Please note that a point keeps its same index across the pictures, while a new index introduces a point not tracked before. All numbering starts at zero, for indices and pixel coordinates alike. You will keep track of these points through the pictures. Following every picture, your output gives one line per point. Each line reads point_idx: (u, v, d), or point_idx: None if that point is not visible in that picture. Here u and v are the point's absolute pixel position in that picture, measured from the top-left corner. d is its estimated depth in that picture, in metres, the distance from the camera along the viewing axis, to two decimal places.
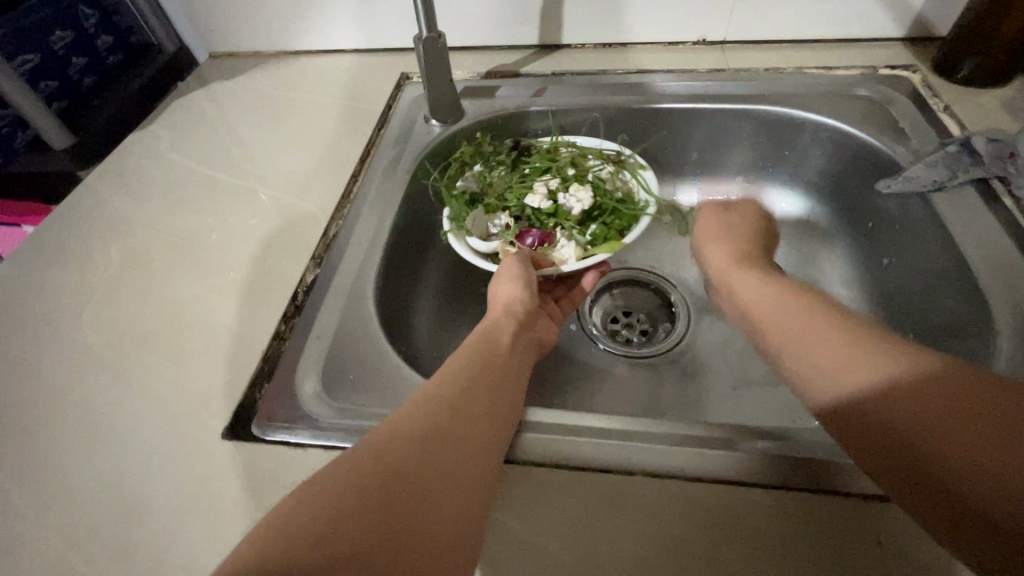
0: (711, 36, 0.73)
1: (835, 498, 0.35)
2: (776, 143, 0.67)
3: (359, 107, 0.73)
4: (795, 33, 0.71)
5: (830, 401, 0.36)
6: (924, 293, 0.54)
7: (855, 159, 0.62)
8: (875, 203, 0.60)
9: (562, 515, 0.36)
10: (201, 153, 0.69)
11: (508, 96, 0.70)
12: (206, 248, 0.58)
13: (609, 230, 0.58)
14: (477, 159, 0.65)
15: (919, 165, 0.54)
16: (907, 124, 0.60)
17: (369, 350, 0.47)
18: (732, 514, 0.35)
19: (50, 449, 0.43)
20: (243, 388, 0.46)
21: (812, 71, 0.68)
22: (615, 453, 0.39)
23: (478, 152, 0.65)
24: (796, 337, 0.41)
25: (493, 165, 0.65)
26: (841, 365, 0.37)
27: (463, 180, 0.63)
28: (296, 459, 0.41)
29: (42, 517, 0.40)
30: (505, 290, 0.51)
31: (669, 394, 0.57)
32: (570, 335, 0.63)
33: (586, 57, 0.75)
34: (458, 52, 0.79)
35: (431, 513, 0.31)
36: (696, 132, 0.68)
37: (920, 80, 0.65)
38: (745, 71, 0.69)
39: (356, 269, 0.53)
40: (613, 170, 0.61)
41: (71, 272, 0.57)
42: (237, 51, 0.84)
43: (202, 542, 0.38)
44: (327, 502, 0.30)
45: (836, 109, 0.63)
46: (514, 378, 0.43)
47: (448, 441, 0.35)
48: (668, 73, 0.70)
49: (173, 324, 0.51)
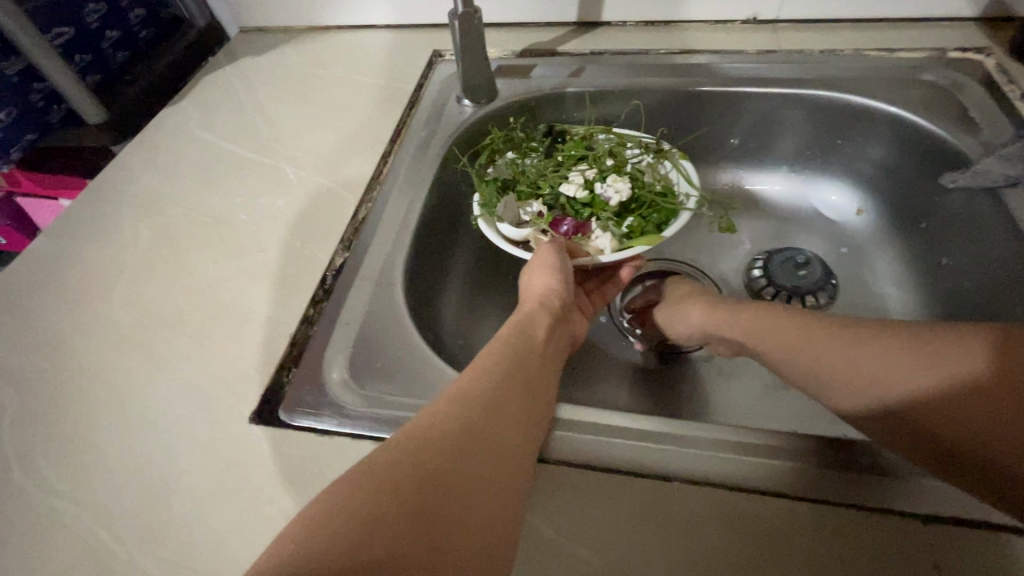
0: (762, 14, 0.69)
1: (889, 516, 0.33)
2: (829, 131, 0.63)
3: (390, 85, 0.71)
4: (856, 12, 0.67)
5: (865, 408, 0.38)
6: (987, 296, 0.50)
7: (916, 150, 0.57)
8: (937, 198, 0.56)
9: (595, 520, 0.35)
10: (231, 130, 0.69)
11: (544, 76, 0.67)
12: (235, 228, 0.57)
13: (645, 223, 0.55)
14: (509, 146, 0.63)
15: (991, 158, 0.50)
16: (977, 113, 0.56)
17: (396, 338, 0.46)
18: (776, 529, 0.33)
19: (82, 427, 0.43)
20: (269, 373, 0.45)
21: (872, 53, 0.63)
22: (651, 458, 0.37)
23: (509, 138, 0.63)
24: (815, 349, 0.41)
25: (526, 152, 0.62)
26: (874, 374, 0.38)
27: (496, 167, 0.61)
28: (321, 447, 0.40)
29: (74, 495, 0.40)
30: (539, 281, 0.50)
31: (702, 393, 0.55)
32: (600, 328, 0.62)
33: (627, 36, 0.71)
34: (492, 29, 0.76)
35: (468, 518, 0.30)
36: (742, 117, 0.64)
37: (994, 64, 0.60)
38: (799, 52, 0.65)
39: (385, 254, 0.52)
40: (653, 160, 0.58)
41: (104, 250, 0.57)
42: (269, 27, 0.83)
43: (228, 527, 0.37)
44: (362, 505, 0.29)
45: (900, 95, 0.58)
46: (548, 375, 0.42)
47: (483, 443, 0.34)
48: (713, 54, 0.66)
49: (202, 305, 0.51)
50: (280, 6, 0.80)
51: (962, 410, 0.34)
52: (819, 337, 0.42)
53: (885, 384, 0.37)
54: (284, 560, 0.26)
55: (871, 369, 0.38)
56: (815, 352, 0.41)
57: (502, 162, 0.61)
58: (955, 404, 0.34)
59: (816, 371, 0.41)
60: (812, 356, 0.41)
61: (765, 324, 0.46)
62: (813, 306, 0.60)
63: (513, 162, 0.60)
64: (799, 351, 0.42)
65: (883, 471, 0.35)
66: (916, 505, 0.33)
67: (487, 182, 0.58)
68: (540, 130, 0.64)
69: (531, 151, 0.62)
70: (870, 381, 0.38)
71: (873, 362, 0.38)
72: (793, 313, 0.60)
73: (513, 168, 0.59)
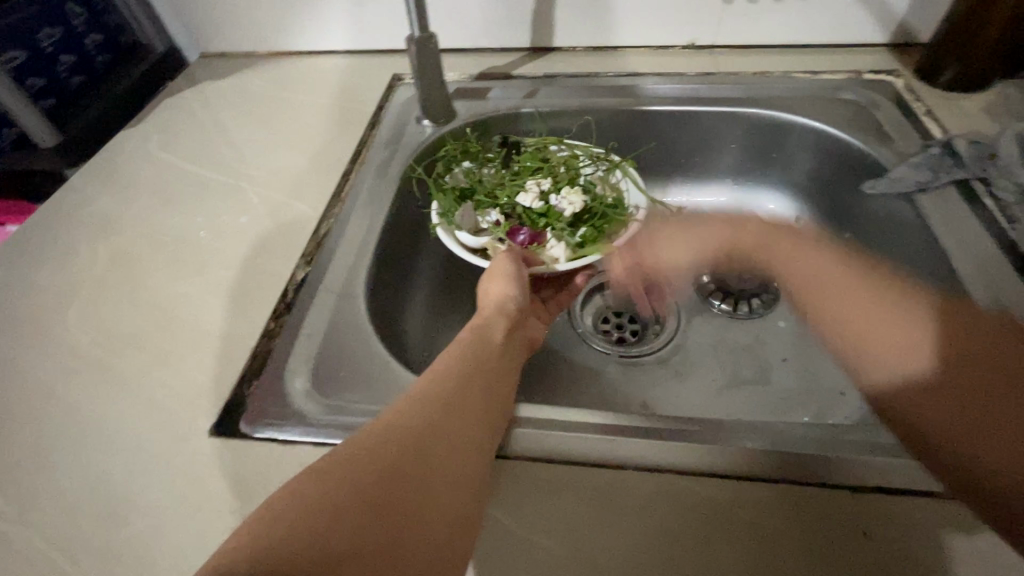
0: (699, 40, 0.74)
1: (826, 489, 0.36)
2: (765, 145, 0.68)
3: (351, 108, 0.73)
4: (783, 40, 0.73)
5: (887, 385, 0.42)
6: None
7: (842, 162, 0.63)
8: (861, 204, 0.61)
9: (554, 510, 0.36)
10: (191, 151, 0.69)
11: (501, 98, 0.70)
12: (195, 247, 0.57)
13: (597, 233, 0.58)
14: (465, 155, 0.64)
15: (903, 166, 0.55)
16: (891, 127, 0.62)
17: (359, 348, 0.47)
18: (722, 507, 0.36)
19: (32, 448, 0.43)
20: (231, 387, 0.45)
21: (798, 75, 0.69)
22: (603, 448, 0.39)
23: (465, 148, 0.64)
24: (852, 297, 0.50)
25: (482, 162, 0.64)
26: (897, 346, 0.44)
27: (452, 176, 0.63)
28: (284, 456, 0.40)
29: (24, 519, 0.39)
30: (497, 288, 0.52)
31: (659, 392, 0.58)
32: (562, 336, 0.64)
33: (576, 60, 0.76)
34: (451, 54, 0.79)
35: (427, 510, 0.31)
36: (685, 134, 0.68)
37: (903, 85, 0.66)
38: (734, 75, 0.70)
39: (347, 268, 0.53)
40: (605, 172, 0.62)
41: (57, 271, 0.56)
42: (229, 52, 0.84)
43: (189, 541, 0.37)
44: (313, 494, 0.30)
45: (824, 113, 0.64)
46: (505, 375, 0.43)
47: (438, 436, 0.35)
48: (657, 76, 0.71)
49: (161, 323, 0.51)
50: (238, 32, 0.81)
51: (934, 387, 0.40)
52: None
53: (888, 346, 0.44)
54: (243, 556, 0.26)
55: (874, 319, 0.47)
56: (846, 300, 0.50)
57: (460, 171, 0.63)
58: (949, 389, 0.40)
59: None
60: (840, 287, 0.51)
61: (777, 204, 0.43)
62: (759, 309, 0.64)
63: (471, 171, 0.62)
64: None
65: (819, 448, 0.37)
66: (851, 479, 0.36)
67: (445, 192, 0.60)
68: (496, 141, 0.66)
69: (487, 162, 0.64)
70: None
71: (887, 309, 0.46)
72: (742, 315, 0.65)
73: (470, 177, 0.61)
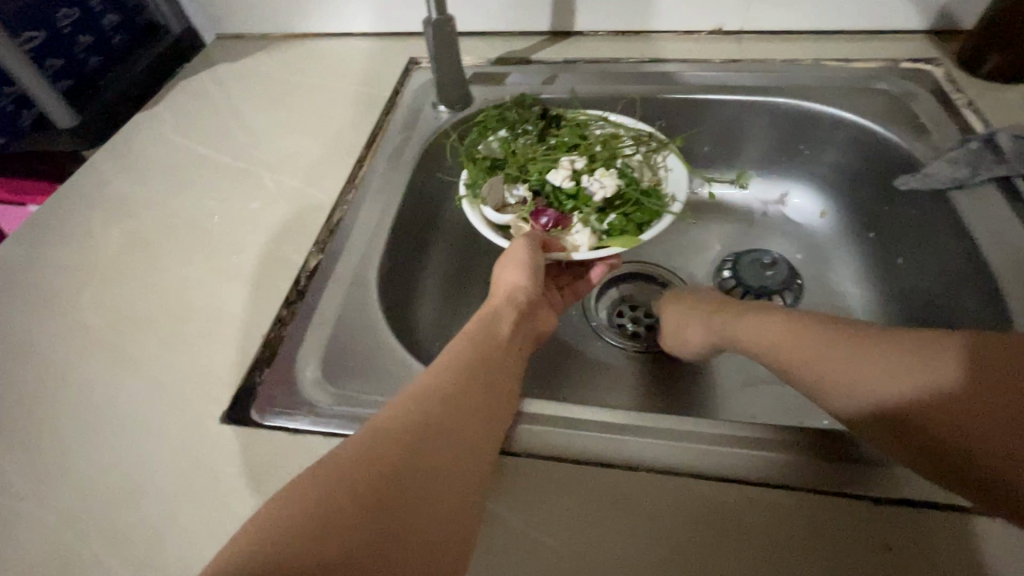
0: (726, 25, 0.71)
1: (847, 498, 0.35)
2: (795, 136, 0.65)
3: (367, 92, 0.72)
4: (815, 25, 0.70)
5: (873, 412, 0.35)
6: (936, 293, 0.53)
7: (873, 154, 0.60)
8: (891, 201, 0.58)
9: (561, 510, 0.36)
10: (207, 135, 0.69)
11: (519, 84, 0.69)
12: (209, 232, 0.57)
13: (627, 223, 0.55)
14: (501, 124, 0.63)
15: (938, 161, 0.53)
16: (927, 119, 0.59)
17: (371, 338, 0.47)
18: (735, 513, 0.35)
19: (47, 430, 0.43)
20: (242, 374, 0.45)
21: (830, 63, 0.66)
22: (613, 448, 0.38)
23: (502, 117, 0.62)
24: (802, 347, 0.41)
25: (518, 132, 0.62)
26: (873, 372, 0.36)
27: (486, 145, 0.61)
28: (294, 446, 0.40)
29: (38, 499, 0.40)
30: (509, 277, 0.50)
31: (673, 390, 0.57)
32: (576, 329, 0.63)
33: (597, 45, 0.73)
34: (468, 38, 0.77)
35: (427, 509, 0.31)
36: (711, 123, 0.66)
37: (942, 74, 0.63)
38: (762, 62, 0.67)
39: (360, 256, 0.52)
40: (646, 155, 0.59)
41: (73, 253, 0.56)
42: (245, 34, 0.83)
43: (198, 528, 0.37)
44: (315, 500, 0.29)
45: (857, 103, 0.61)
46: (511, 370, 0.42)
47: (436, 439, 0.34)
48: (681, 63, 0.68)
49: (174, 307, 0.51)
50: (254, 13, 0.80)
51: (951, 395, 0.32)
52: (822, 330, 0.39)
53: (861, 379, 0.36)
54: (242, 557, 0.26)
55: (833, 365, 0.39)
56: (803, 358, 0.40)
57: (495, 140, 0.62)
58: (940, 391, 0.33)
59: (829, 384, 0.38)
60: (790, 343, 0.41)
61: (767, 323, 0.44)
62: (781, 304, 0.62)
63: (505, 142, 0.60)
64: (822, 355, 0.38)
65: (836, 456, 0.36)
66: (870, 489, 0.35)
67: (476, 162, 0.59)
68: (535, 111, 0.63)
69: (524, 132, 0.62)
70: (926, 362, 0.34)
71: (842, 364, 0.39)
72: None
73: (504, 147, 0.60)
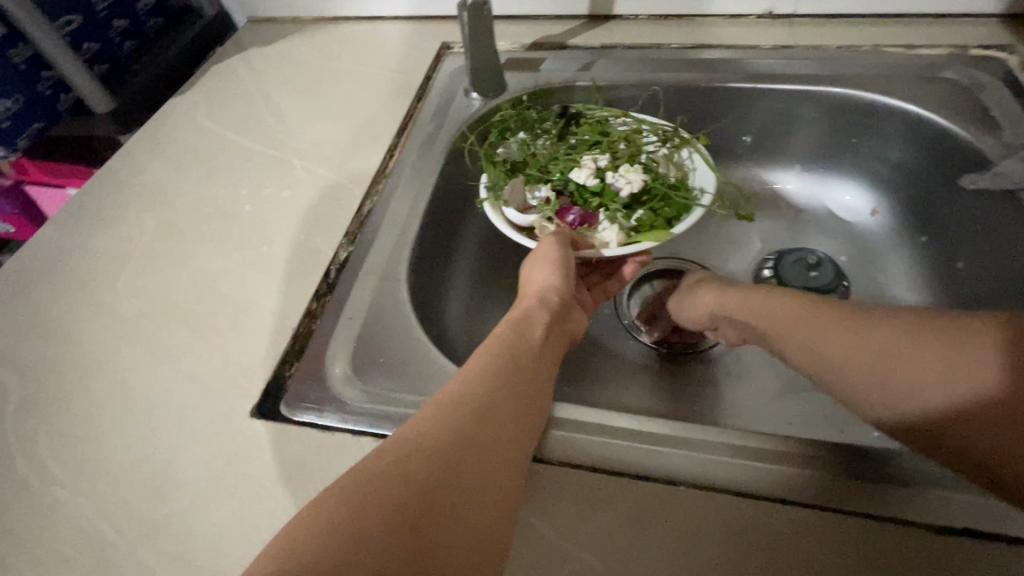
0: (777, 9, 0.67)
1: (905, 526, 0.32)
2: (845, 128, 0.61)
3: (398, 78, 0.70)
4: (875, 8, 0.65)
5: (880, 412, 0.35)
6: (1002, 301, 0.49)
7: (934, 150, 0.56)
8: (952, 201, 0.55)
9: (595, 523, 0.34)
10: (238, 120, 0.68)
11: (554, 70, 0.66)
12: (241, 220, 0.57)
13: (655, 217, 0.52)
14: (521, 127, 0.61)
15: (1011, 160, 0.49)
16: (999, 112, 0.54)
17: (400, 335, 0.46)
18: (780, 537, 0.33)
19: (83, 418, 0.44)
20: (271, 368, 0.45)
21: (890, 50, 0.62)
22: (651, 460, 0.36)
23: (521, 118, 0.61)
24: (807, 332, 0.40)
25: (538, 134, 0.61)
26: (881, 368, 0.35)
27: (506, 148, 0.60)
28: (322, 443, 0.40)
29: (74, 486, 0.40)
30: (540, 276, 0.49)
31: (709, 394, 0.55)
32: (607, 327, 0.61)
33: (638, 30, 0.70)
34: (503, 21, 0.75)
35: (459, 528, 0.30)
36: (756, 114, 0.63)
37: (1017, 63, 0.58)
38: (815, 48, 0.63)
39: (390, 248, 0.51)
40: (671, 150, 0.56)
41: (109, 240, 0.57)
42: (276, 17, 0.82)
43: (227, 523, 0.37)
44: (344, 520, 0.28)
45: (919, 93, 0.57)
46: (544, 377, 0.41)
47: (472, 450, 0.33)
48: (728, 49, 0.65)
49: (206, 297, 0.51)
50: None
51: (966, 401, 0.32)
52: (847, 322, 0.38)
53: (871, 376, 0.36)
54: None
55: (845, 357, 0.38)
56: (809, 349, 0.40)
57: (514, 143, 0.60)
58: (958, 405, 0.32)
59: (869, 391, 0.36)
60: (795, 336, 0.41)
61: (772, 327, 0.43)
62: None
63: (524, 144, 0.59)
64: (860, 353, 0.37)
65: (894, 480, 0.34)
66: (932, 516, 0.32)
67: (496, 164, 0.57)
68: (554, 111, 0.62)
69: (543, 133, 0.61)
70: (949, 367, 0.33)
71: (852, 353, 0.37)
72: None
73: (524, 149, 0.58)
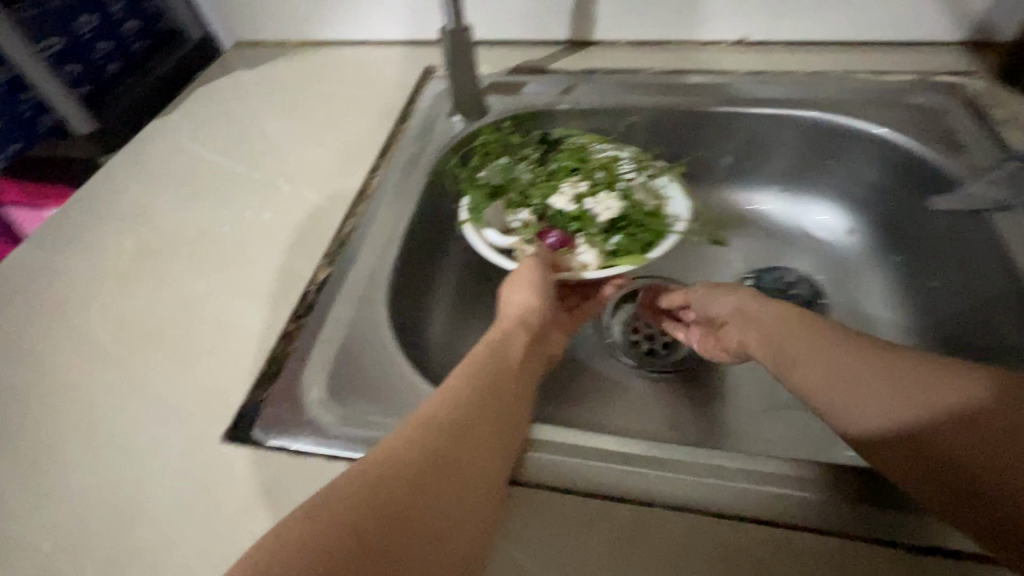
0: (751, 36, 0.69)
1: (880, 546, 0.32)
2: (818, 151, 0.63)
3: (382, 100, 0.71)
4: (844, 36, 0.67)
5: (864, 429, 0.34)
6: (974, 320, 0.50)
7: (905, 172, 0.57)
8: (923, 222, 0.56)
9: (572, 548, 0.34)
10: (221, 142, 0.68)
11: (536, 93, 0.67)
12: (220, 242, 0.57)
13: (632, 242, 0.53)
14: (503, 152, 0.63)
15: (980, 182, 0.50)
16: (966, 136, 0.56)
17: (377, 356, 0.45)
18: (757, 559, 0.32)
19: (49, 445, 0.43)
20: (246, 391, 0.44)
21: (861, 75, 0.64)
22: (629, 483, 0.36)
23: (503, 144, 0.63)
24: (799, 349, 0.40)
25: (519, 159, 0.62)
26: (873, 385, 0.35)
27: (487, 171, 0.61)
28: (295, 469, 0.39)
29: (37, 516, 0.39)
30: (519, 297, 0.49)
31: (690, 414, 0.55)
32: (589, 346, 0.61)
33: (617, 55, 0.72)
34: (486, 46, 0.76)
35: (432, 553, 0.29)
36: (732, 137, 0.64)
37: (980, 89, 0.60)
38: (788, 74, 0.65)
39: (369, 270, 0.51)
40: (648, 178, 0.58)
41: (84, 261, 0.56)
42: (263, 40, 0.83)
43: (194, 553, 0.36)
44: (313, 546, 0.27)
45: (889, 117, 0.59)
46: (522, 399, 0.40)
47: (447, 474, 0.32)
48: (705, 74, 0.67)
49: (181, 319, 0.50)
50: (272, 20, 0.80)
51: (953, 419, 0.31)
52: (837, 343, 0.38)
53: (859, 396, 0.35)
54: None
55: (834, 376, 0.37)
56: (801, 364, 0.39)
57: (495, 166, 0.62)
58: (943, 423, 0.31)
59: (854, 408, 0.35)
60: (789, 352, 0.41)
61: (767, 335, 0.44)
62: None
63: (505, 168, 0.60)
64: (849, 372, 0.36)
65: (869, 499, 0.34)
66: (906, 535, 0.32)
67: (478, 188, 0.58)
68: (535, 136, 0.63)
69: (524, 159, 0.63)
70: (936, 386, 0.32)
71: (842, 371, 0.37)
72: None
73: (505, 174, 0.60)
